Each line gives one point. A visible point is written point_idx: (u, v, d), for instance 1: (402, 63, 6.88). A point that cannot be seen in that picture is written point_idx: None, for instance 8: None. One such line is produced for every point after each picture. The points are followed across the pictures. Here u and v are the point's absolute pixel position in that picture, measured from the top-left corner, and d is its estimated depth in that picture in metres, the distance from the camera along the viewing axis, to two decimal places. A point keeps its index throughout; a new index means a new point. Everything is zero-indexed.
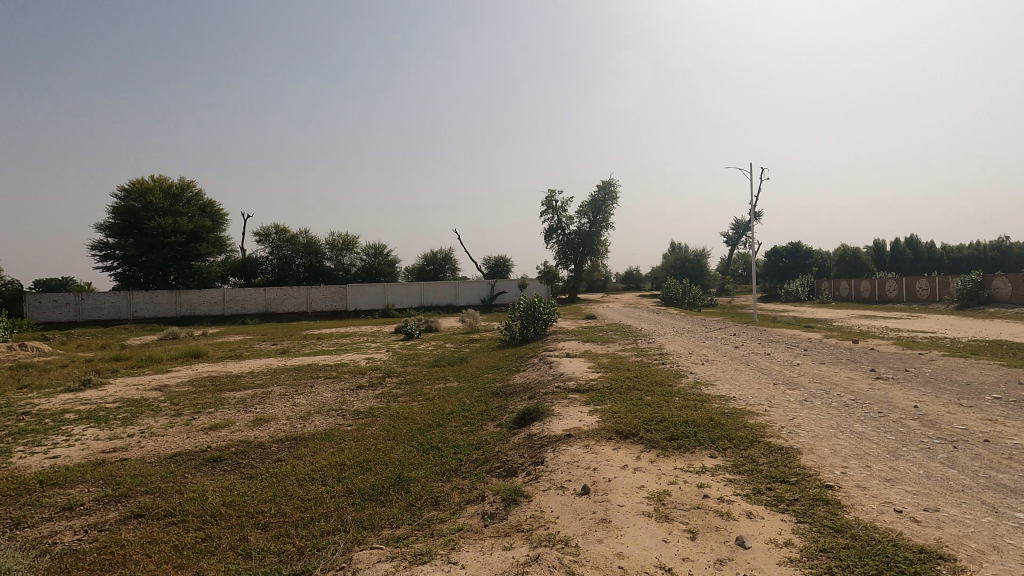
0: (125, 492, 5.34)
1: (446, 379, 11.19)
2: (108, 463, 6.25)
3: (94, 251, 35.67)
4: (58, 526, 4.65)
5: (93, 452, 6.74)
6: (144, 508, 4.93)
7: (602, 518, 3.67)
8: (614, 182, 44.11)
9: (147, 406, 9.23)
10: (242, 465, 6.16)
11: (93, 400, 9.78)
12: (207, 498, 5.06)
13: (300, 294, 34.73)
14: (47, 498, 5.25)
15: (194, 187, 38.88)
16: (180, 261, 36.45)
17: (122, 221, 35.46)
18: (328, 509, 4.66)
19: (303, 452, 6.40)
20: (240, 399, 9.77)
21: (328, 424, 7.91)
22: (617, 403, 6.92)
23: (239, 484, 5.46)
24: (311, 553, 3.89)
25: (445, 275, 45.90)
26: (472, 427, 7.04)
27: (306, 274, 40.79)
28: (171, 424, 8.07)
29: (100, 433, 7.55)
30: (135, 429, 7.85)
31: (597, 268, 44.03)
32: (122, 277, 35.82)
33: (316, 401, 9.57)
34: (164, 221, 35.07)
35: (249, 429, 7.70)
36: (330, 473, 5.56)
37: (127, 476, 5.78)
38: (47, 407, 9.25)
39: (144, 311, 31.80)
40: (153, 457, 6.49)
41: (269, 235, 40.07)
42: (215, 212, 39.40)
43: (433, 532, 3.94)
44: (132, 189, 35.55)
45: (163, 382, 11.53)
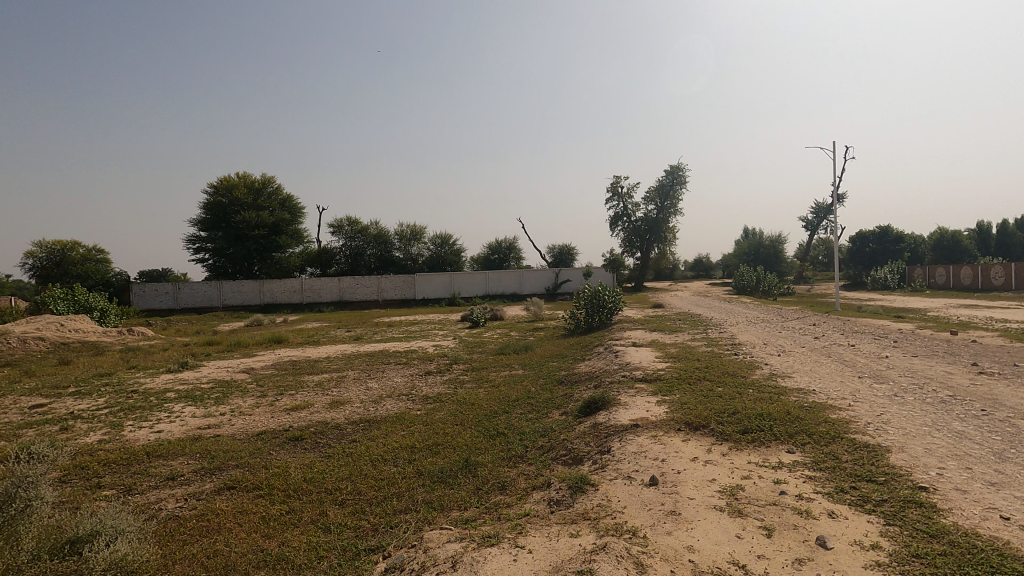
0: (218, 465, 5.81)
1: (512, 366, 11.33)
2: (204, 439, 6.82)
3: (189, 244, 38.81)
4: (163, 494, 5.13)
5: (192, 427, 7.38)
6: (234, 480, 5.34)
7: (671, 510, 3.59)
8: (682, 166, 42.51)
9: (236, 388, 9.97)
10: (321, 444, 6.52)
11: (188, 381, 10.65)
12: (291, 474, 5.40)
13: (370, 284, 36.15)
14: (155, 467, 5.81)
15: (275, 182, 41.30)
16: (262, 252, 38.89)
17: (212, 216, 38.28)
18: (399, 489, 4.85)
19: (376, 434, 6.69)
20: (319, 382, 10.37)
21: (400, 408, 8.22)
22: (686, 394, 6.73)
23: (319, 461, 5.80)
24: (384, 530, 4.07)
25: (509, 264, 46.19)
26: (537, 414, 7.09)
27: (376, 264, 42.25)
28: (257, 405, 8.65)
29: (196, 411, 8.26)
30: (226, 408, 8.49)
31: (664, 256, 42.82)
32: (212, 267, 38.68)
33: (387, 385, 9.99)
34: (248, 215, 37.57)
35: (327, 411, 8.15)
36: (402, 455, 5.78)
37: (220, 450, 6.28)
38: (152, 386, 10.24)
39: (234, 299, 34.28)
40: (242, 434, 7.00)
41: (342, 226, 41.95)
42: (293, 207, 41.64)
43: (499, 516, 4.01)
44: (219, 186, 38.27)
45: (250, 365, 12.44)
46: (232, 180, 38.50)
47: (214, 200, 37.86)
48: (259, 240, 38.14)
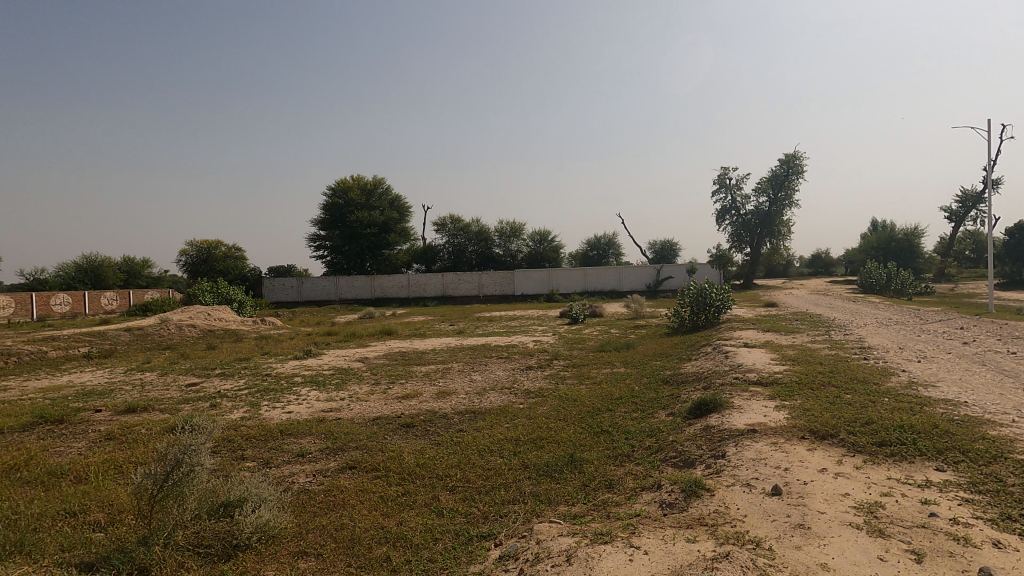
0: (341, 446, 6.29)
1: (613, 364, 11.15)
2: (327, 421, 7.41)
3: (311, 243, 42.42)
4: (296, 469, 5.65)
5: (317, 410, 8.06)
6: (355, 461, 5.74)
7: (799, 523, 3.34)
8: (800, 154, 39.31)
9: (354, 375, 10.75)
10: (430, 432, 6.83)
11: (312, 367, 11.64)
12: (405, 459, 5.71)
13: (472, 280, 37.27)
14: (287, 444, 6.42)
15: (384, 183, 43.90)
16: (374, 249, 41.53)
17: (330, 216, 41.57)
18: (507, 480, 4.95)
19: (482, 425, 6.89)
20: (426, 372, 10.88)
21: (503, 401, 8.40)
22: (809, 400, 6.22)
23: (430, 448, 6.09)
24: (494, 518, 4.18)
25: (608, 260, 45.47)
26: (642, 414, 6.91)
27: (477, 261, 43.44)
28: (372, 392, 9.24)
29: (320, 395, 9.02)
30: (346, 393, 9.19)
31: (777, 252, 39.91)
32: (330, 264, 41.97)
33: (490, 378, 10.26)
34: (361, 215, 40.29)
35: (435, 400, 8.53)
36: (507, 447, 5.90)
37: (342, 432, 6.79)
38: (282, 370, 11.34)
39: (349, 293, 36.92)
40: (360, 418, 7.54)
41: (445, 224, 43.65)
42: (400, 206, 44.03)
43: (609, 514, 3.96)
44: (336, 189, 41.54)
45: (365, 354, 13.36)
46: (347, 183, 41.51)
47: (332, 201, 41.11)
48: (371, 238, 40.78)
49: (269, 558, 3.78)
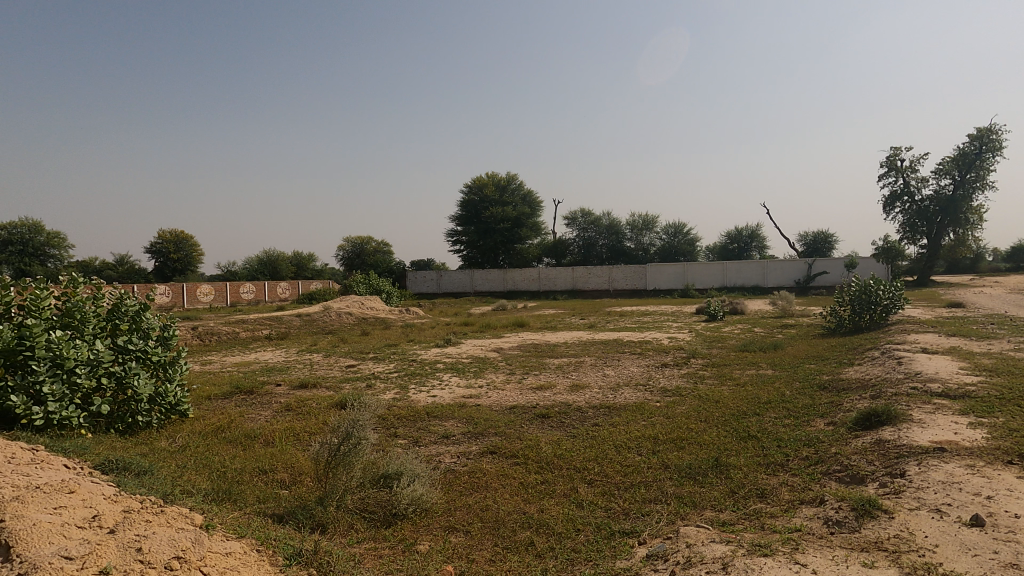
0: (481, 431, 6.59)
1: (759, 365, 10.35)
2: (468, 406, 7.83)
3: (449, 238, 45.12)
4: (442, 449, 6.04)
5: (458, 395, 8.55)
6: (495, 446, 5.99)
7: (1011, 562, 2.84)
8: (997, 127, 33.07)
9: (490, 364, 11.21)
10: (566, 423, 6.90)
11: (452, 355, 12.37)
12: (542, 448, 5.82)
13: (602, 274, 36.93)
14: (433, 425, 6.89)
15: (517, 179, 45.26)
16: (507, 244, 42.92)
17: (467, 212, 43.87)
18: (647, 479, 4.84)
19: (618, 421, 6.79)
20: (559, 365, 10.99)
21: (638, 398, 8.20)
22: (1016, 419, 5.23)
23: (566, 440, 6.15)
24: (636, 516, 4.11)
25: (750, 254, 42.21)
26: (797, 421, 6.32)
27: (608, 254, 42.78)
28: (508, 381, 9.58)
29: (460, 381, 9.55)
30: (484, 381, 9.62)
31: (964, 243, 34.05)
32: (467, 258, 44.29)
33: (624, 374, 10.07)
34: (495, 211, 41.89)
35: (569, 393, 8.58)
36: (646, 445, 5.75)
37: (482, 418, 7.12)
38: (426, 357, 12.19)
39: (483, 286, 38.72)
40: (498, 406, 7.85)
41: (576, 218, 43.70)
42: (532, 201, 44.99)
43: (764, 525, 3.70)
44: (472, 186, 43.75)
45: (500, 345, 13.86)
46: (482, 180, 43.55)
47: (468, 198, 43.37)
48: (505, 233, 42.18)
49: (423, 528, 4.09)
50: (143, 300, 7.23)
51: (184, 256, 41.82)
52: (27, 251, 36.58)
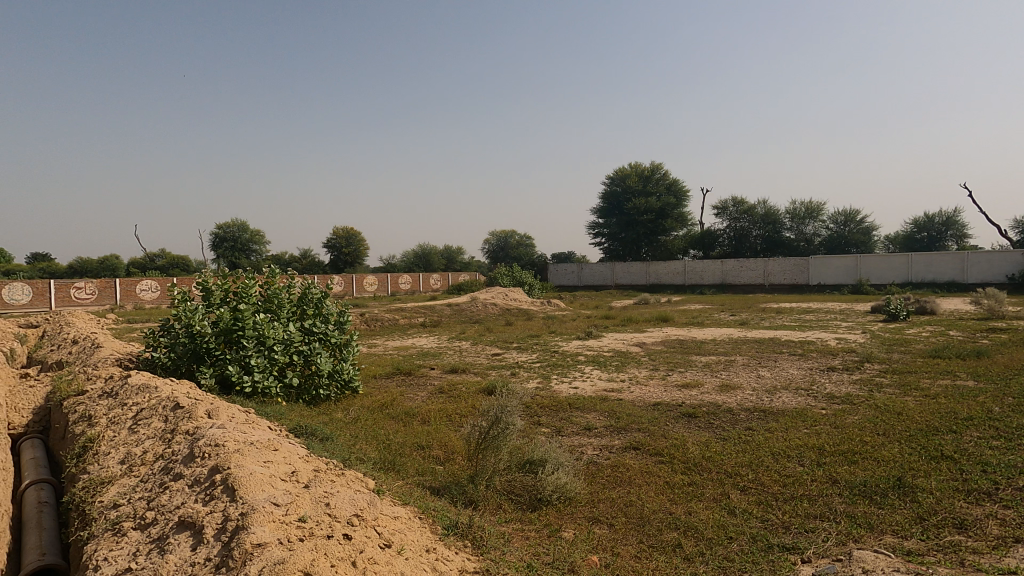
0: (624, 426, 6.49)
1: (956, 374, 8.80)
2: (610, 400, 7.76)
3: (591, 231, 45.46)
4: (584, 440, 6.06)
5: (600, 388, 8.52)
6: (639, 442, 5.86)
7: None
8: None
9: (632, 359, 10.99)
10: (715, 425, 6.52)
11: (593, 348, 12.34)
12: (689, 448, 5.57)
13: (756, 267, 34.16)
14: (575, 417, 6.95)
15: (662, 169, 44.32)
16: (650, 236, 42.21)
17: (609, 205, 44.01)
18: (811, 492, 4.40)
19: (775, 426, 6.25)
20: (707, 363, 10.41)
21: (798, 403, 7.47)
22: None
23: (716, 442, 5.81)
24: (798, 531, 3.77)
25: (945, 245, 35.94)
26: (1009, 445, 5.27)
27: (763, 246, 39.26)
28: (651, 377, 9.30)
29: (602, 375, 9.51)
30: (626, 375, 9.47)
31: None
32: (608, 251, 44.30)
33: (782, 376, 9.22)
34: (638, 202, 41.34)
35: (718, 393, 8.10)
36: (808, 455, 5.23)
37: (625, 413, 7.01)
38: (567, 349, 12.31)
39: (624, 278, 38.16)
40: (641, 402, 7.67)
41: (727, 208, 40.86)
42: (678, 190, 43.37)
43: (963, 562, 3.16)
44: (614, 178, 44.01)
45: (642, 340, 13.51)
46: (625, 171, 43.56)
47: (611, 190, 43.53)
48: (647, 225, 41.54)
49: (568, 517, 4.16)
50: (326, 288, 8.28)
51: (353, 250, 46.95)
52: (237, 247, 43.86)
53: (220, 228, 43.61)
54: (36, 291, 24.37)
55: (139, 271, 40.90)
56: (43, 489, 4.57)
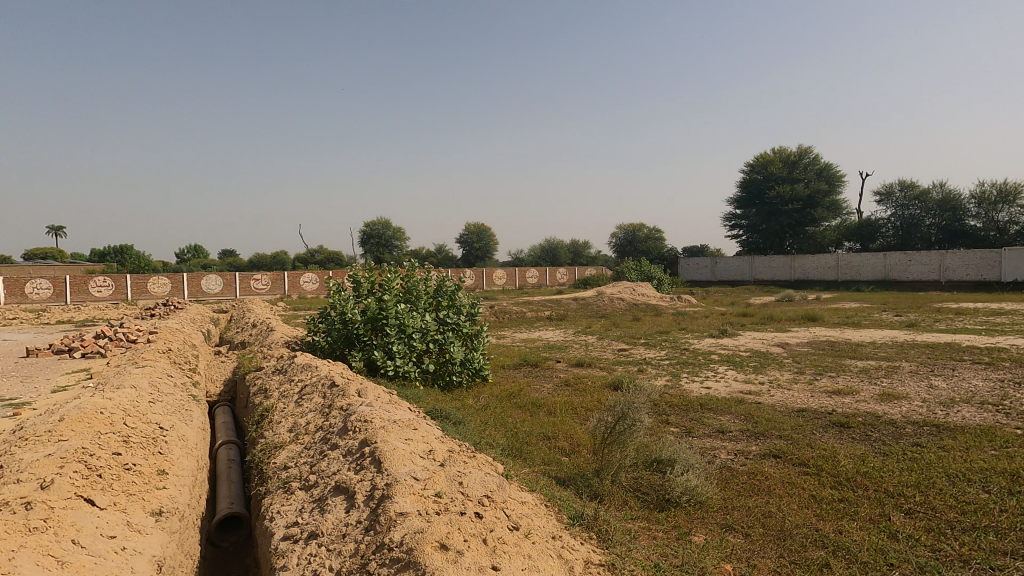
0: (763, 432, 6.03)
1: None
2: (747, 403, 7.25)
3: (728, 222, 42.75)
4: (717, 444, 5.74)
5: (736, 390, 7.99)
6: (780, 450, 5.41)
7: None
8: None
9: (773, 360, 10.14)
10: (874, 438, 5.79)
11: (728, 347, 11.60)
12: (840, 461, 5.02)
13: (930, 261, 29.47)
14: (707, 418, 6.60)
15: (812, 152, 40.31)
16: (796, 227, 38.64)
17: (748, 194, 41.12)
18: (999, 524, 3.74)
19: (952, 445, 5.39)
20: (864, 368, 9.26)
21: (984, 420, 6.36)
22: None
23: (874, 456, 5.17)
24: (979, 568, 3.24)
25: None
26: None
27: (938, 237, 33.90)
28: (795, 380, 8.52)
29: (738, 375, 8.91)
30: (766, 377, 8.77)
31: None
32: (746, 243, 41.33)
33: (961, 388, 7.91)
34: (782, 189, 38.08)
35: (877, 402, 7.18)
36: (997, 481, 4.45)
37: (763, 418, 6.51)
38: (699, 347, 11.70)
39: (765, 273, 35.37)
40: (783, 407, 7.06)
41: (892, 193, 36.07)
42: (831, 175, 39.15)
43: None
44: (755, 165, 40.90)
45: (786, 340, 12.38)
46: (768, 157, 40.28)
47: (750, 178, 40.60)
48: (793, 215, 38.09)
49: (699, 521, 3.97)
50: (458, 282, 8.75)
51: (483, 245, 48.88)
52: (381, 243, 47.89)
53: (368, 226, 48.01)
54: (225, 282, 28.75)
55: (302, 266, 46.41)
56: (232, 448, 5.41)
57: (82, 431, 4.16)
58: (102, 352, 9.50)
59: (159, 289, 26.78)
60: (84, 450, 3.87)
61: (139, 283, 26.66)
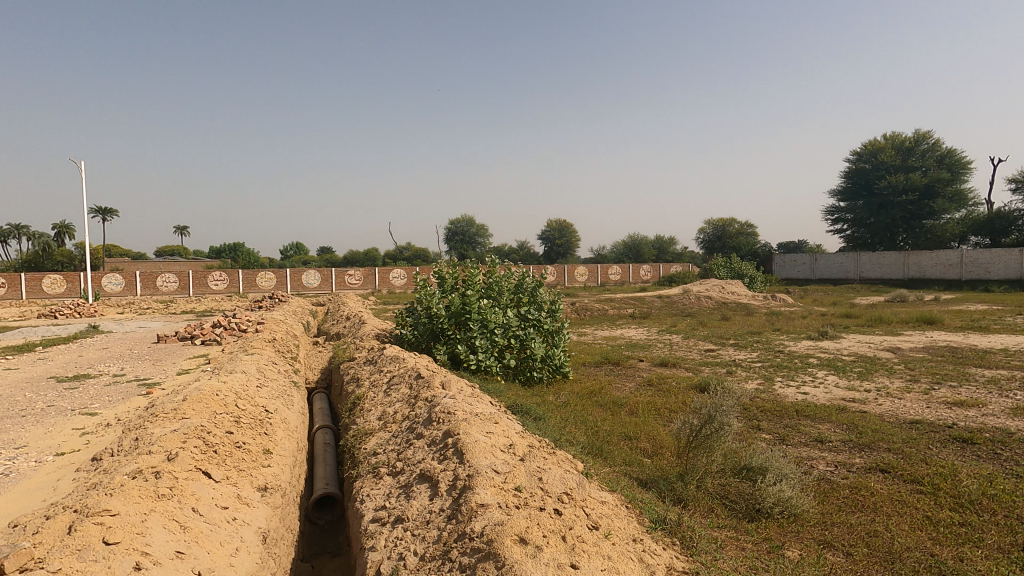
0: (868, 443, 5.54)
1: None
2: (850, 411, 6.69)
3: (830, 216, 39.78)
4: (815, 454, 5.34)
5: (836, 397, 7.40)
6: (889, 465, 4.94)
7: None
8: None
9: (882, 366, 9.28)
10: (1004, 457, 5.14)
11: (829, 350, 10.76)
12: (962, 480, 4.51)
13: None
14: (804, 426, 6.16)
15: (931, 137, 36.55)
16: (910, 221, 35.18)
17: (854, 185, 38.03)
18: None
19: None
20: (992, 378, 8.23)
21: None
22: None
23: (1005, 478, 4.58)
24: None
25: None
26: None
27: None
28: (908, 389, 7.73)
29: (840, 381, 8.25)
30: (872, 384, 8.05)
31: None
32: (851, 238, 38.23)
33: None
34: (896, 179, 34.82)
35: (1008, 417, 6.36)
36: None
37: (868, 428, 5.98)
38: (796, 349, 10.96)
39: (872, 271, 32.40)
40: (892, 417, 6.45)
41: None
42: (954, 162, 35.25)
43: None
44: (863, 153, 37.74)
45: (897, 344, 11.28)
46: (878, 144, 37.00)
47: (857, 167, 37.55)
48: (907, 207, 34.70)
49: (792, 535, 3.73)
50: (540, 278, 8.77)
51: (565, 242, 48.67)
52: (465, 240, 49.07)
53: (453, 223, 49.46)
54: (322, 276, 30.75)
55: (392, 262, 48.59)
56: (327, 433, 5.79)
57: (201, 411, 4.63)
58: (217, 340, 10.52)
59: (266, 283, 29.13)
60: (203, 427, 4.30)
61: (249, 277, 29.18)
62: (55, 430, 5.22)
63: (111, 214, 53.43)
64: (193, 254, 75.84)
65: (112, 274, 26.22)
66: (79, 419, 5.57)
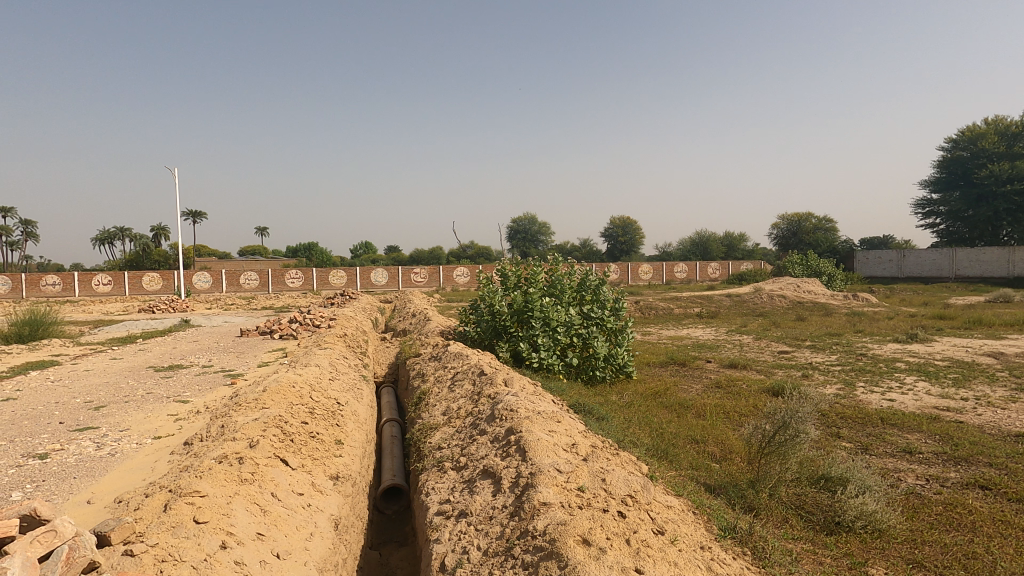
0: (965, 457, 5.08)
1: None
2: (943, 421, 6.13)
3: (922, 210, 36.91)
4: (902, 466, 4.95)
5: (928, 405, 6.82)
6: (989, 481, 4.51)
7: None
8: None
9: (981, 372, 8.47)
10: None
11: (919, 354, 9.94)
12: None
13: None
14: (889, 435, 5.73)
15: None
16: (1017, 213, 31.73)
17: (948, 174, 35.24)
18: None
19: None
20: None
21: None
22: None
23: None
24: None
25: None
26: None
27: None
28: (1012, 399, 7.00)
29: (931, 388, 7.59)
30: (969, 393, 7.35)
31: None
32: (946, 234, 35.38)
33: None
34: (998, 167, 31.64)
35: None
36: None
37: (965, 440, 5.48)
38: (881, 352, 10.20)
39: (970, 268, 29.76)
40: (994, 430, 5.86)
41: None
42: None
43: None
44: (960, 139, 34.73)
45: (1000, 349, 10.24)
46: (978, 129, 33.87)
47: (953, 155, 34.68)
48: (1012, 198, 31.33)
49: (877, 551, 3.48)
50: (604, 276, 8.61)
51: (629, 239, 47.87)
52: (528, 238, 49.25)
53: (515, 222, 49.77)
54: (390, 274, 31.75)
55: (455, 261, 49.49)
56: (394, 426, 5.97)
57: (279, 402, 4.90)
58: (294, 335, 11.10)
59: (338, 280, 30.42)
60: (281, 417, 4.55)
61: (322, 275, 30.63)
62: (153, 415, 5.70)
63: (200, 217, 57.52)
64: (271, 253, 80.41)
65: (201, 271, 28.27)
66: (173, 406, 6.05)
